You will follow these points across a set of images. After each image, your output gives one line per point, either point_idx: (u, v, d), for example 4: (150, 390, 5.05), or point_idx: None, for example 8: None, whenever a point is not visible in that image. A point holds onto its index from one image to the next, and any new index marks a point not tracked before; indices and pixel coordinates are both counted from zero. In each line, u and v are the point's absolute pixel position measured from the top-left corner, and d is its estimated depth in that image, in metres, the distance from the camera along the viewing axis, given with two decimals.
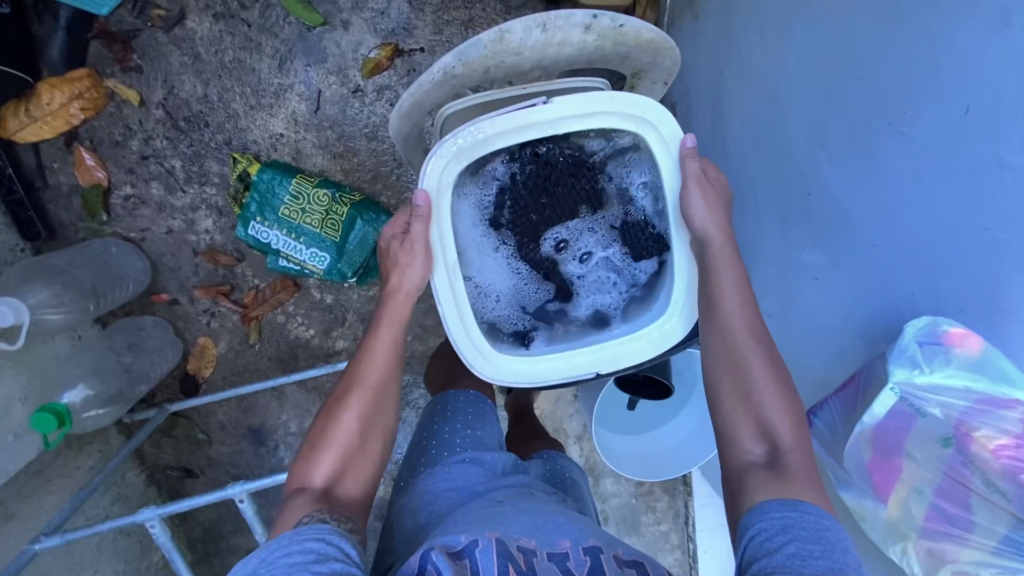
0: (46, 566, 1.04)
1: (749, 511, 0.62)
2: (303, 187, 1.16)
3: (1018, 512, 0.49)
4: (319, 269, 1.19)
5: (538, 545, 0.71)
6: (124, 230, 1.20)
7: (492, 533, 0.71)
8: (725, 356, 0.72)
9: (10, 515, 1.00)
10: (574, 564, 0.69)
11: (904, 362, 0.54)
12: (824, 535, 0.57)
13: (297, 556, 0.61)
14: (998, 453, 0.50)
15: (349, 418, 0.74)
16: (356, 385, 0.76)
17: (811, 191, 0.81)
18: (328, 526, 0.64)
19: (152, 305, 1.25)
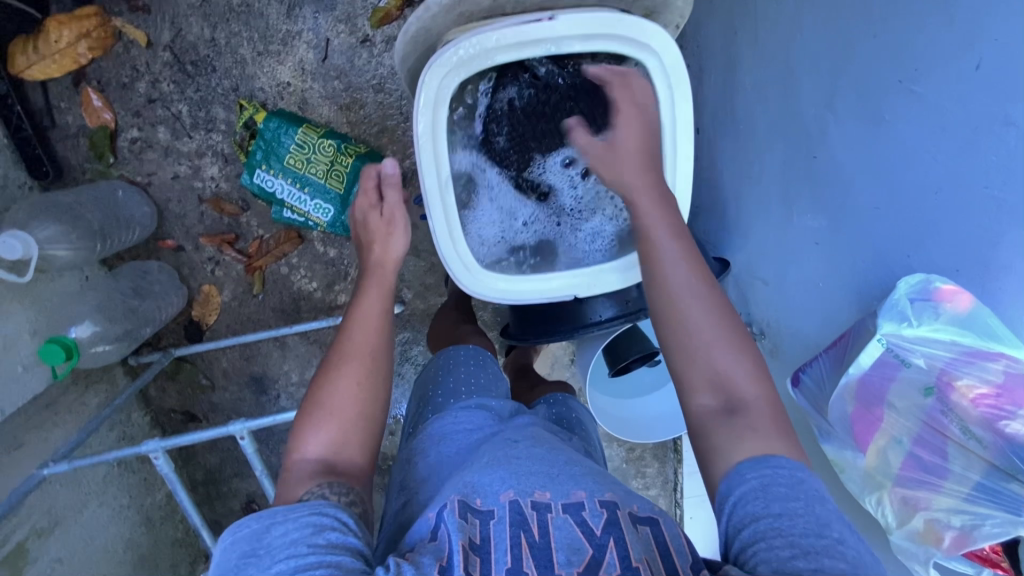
0: (54, 494, 1.08)
1: (725, 478, 0.62)
2: (309, 137, 1.16)
3: (993, 459, 0.50)
4: (323, 221, 1.20)
5: (552, 499, 0.71)
6: (131, 173, 1.21)
7: (507, 494, 0.71)
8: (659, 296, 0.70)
9: (20, 443, 1.03)
10: (589, 517, 0.68)
11: (894, 316, 0.55)
12: (802, 486, 0.58)
13: (294, 532, 0.61)
14: (977, 401, 0.51)
15: (340, 390, 0.74)
16: (346, 357, 0.77)
17: (818, 152, 0.81)
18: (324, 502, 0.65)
19: (157, 251, 1.27)
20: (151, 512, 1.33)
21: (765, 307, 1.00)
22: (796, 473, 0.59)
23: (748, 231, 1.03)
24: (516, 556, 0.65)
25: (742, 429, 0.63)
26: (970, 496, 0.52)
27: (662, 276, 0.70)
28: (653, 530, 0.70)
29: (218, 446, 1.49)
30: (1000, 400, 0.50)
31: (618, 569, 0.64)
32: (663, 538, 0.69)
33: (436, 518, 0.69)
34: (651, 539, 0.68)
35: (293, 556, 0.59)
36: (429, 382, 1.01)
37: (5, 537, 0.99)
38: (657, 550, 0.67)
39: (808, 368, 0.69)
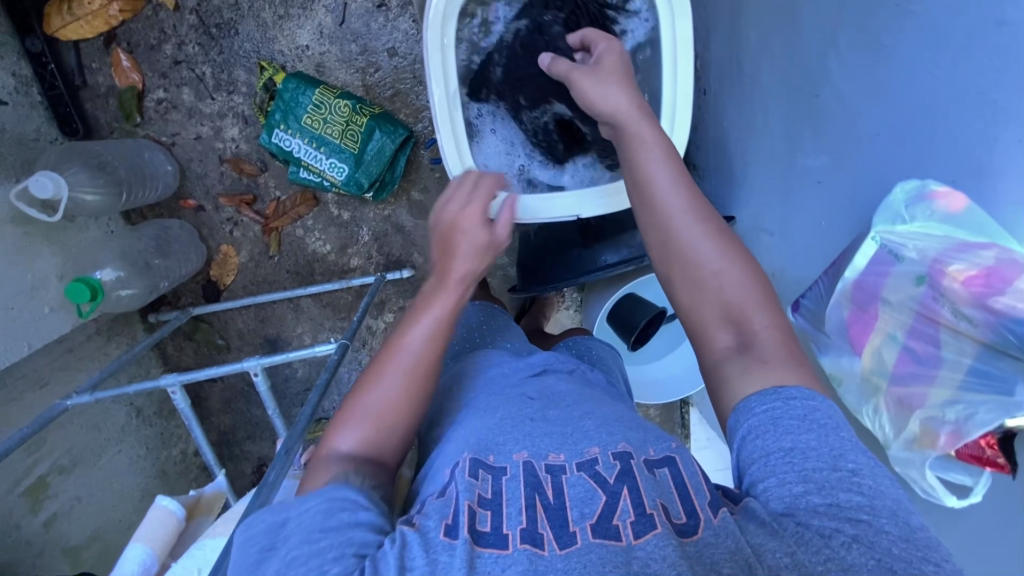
0: (76, 435, 1.12)
1: (733, 411, 0.60)
2: (326, 96, 1.20)
3: (983, 338, 0.51)
4: (338, 179, 1.24)
5: (566, 459, 0.62)
6: (155, 133, 1.26)
7: (520, 455, 0.63)
8: (658, 236, 0.68)
9: (44, 383, 1.07)
10: (602, 467, 0.60)
11: (888, 217, 0.58)
12: (814, 417, 0.56)
13: (309, 521, 0.55)
14: (968, 284, 0.51)
15: (380, 408, 0.66)
16: (395, 373, 0.67)
17: (820, 89, 0.82)
18: (339, 492, 0.58)
19: (179, 211, 1.32)
20: (167, 466, 1.36)
21: (771, 258, 1.01)
22: (810, 404, 0.56)
23: (754, 184, 1.04)
24: (529, 518, 0.56)
25: (747, 361, 0.62)
26: (961, 381, 0.53)
27: (659, 202, 0.69)
28: (671, 471, 0.61)
29: (231, 408, 1.53)
30: (990, 280, 0.50)
31: (632, 516, 0.55)
32: (682, 478, 0.60)
33: (450, 476, 0.62)
34: (670, 481, 0.59)
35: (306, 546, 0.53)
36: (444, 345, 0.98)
37: (28, 470, 1.02)
38: (675, 491, 0.58)
39: (809, 291, 0.70)
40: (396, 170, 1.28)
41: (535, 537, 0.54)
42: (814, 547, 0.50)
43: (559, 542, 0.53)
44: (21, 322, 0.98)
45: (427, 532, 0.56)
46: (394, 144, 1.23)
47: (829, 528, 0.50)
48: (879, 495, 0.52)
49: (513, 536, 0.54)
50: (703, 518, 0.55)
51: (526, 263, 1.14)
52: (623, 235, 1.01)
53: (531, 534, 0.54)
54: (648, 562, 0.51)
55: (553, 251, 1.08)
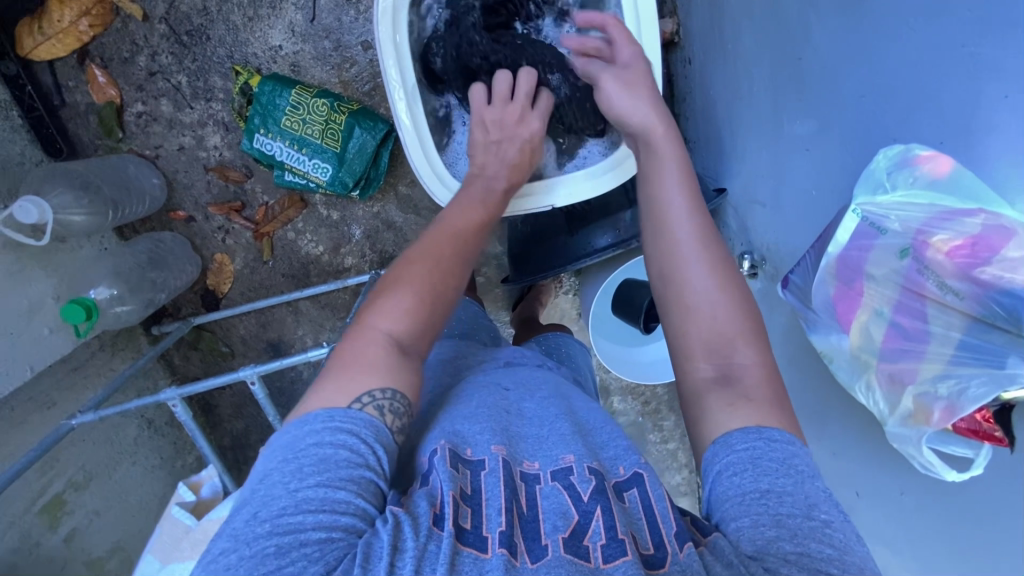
0: (88, 451, 1.14)
1: (713, 444, 0.60)
2: (303, 97, 1.18)
3: (971, 310, 0.49)
4: (322, 180, 1.23)
5: (541, 468, 0.62)
6: (139, 147, 1.26)
7: (499, 451, 0.62)
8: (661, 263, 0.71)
9: (52, 403, 1.09)
10: (577, 480, 0.59)
11: (870, 186, 0.56)
12: (790, 463, 0.56)
13: (327, 458, 0.55)
14: (952, 254, 0.50)
15: (407, 328, 0.66)
16: (422, 300, 0.67)
17: (802, 52, 0.78)
18: (364, 416, 0.58)
19: (170, 223, 1.32)
20: (183, 474, 1.40)
21: (764, 232, 0.98)
22: (789, 449, 0.57)
23: (744, 155, 1.00)
24: (508, 522, 0.55)
25: (731, 395, 0.62)
26: (951, 356, 0.51)
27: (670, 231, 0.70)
28: (640, 492, 0.60)
29: (242, 412, 1.55)
30: (976, 249, 0.48)
31: (603, 539, 0.54)
32: (649, 500, 0.59)
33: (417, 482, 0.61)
34: (638, 506, 0.59)
35: (319, 491, 0.53)
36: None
37: (43, 489, 1.05)
38: (645, 518, 0.57)
39: (795, 268, 0.68)
40: (381, 167, 1.27)
41: (512, 544, 0.53)
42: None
43: (532, 556, 0.53)
44: (21, 346, 1.00)
45: (415, 521, 0.54)
46: (375, 139, 1.22)
47: None
48: (846, 548, 0.52)
49: (493, 539, 0.54)
50: (669, 552, 0.54)
51: (518, 255, 1.13)
52: (611, 218, 0.99)
53: (508, 539, 0.54)
54: None
55: (541, 241, 1.06)
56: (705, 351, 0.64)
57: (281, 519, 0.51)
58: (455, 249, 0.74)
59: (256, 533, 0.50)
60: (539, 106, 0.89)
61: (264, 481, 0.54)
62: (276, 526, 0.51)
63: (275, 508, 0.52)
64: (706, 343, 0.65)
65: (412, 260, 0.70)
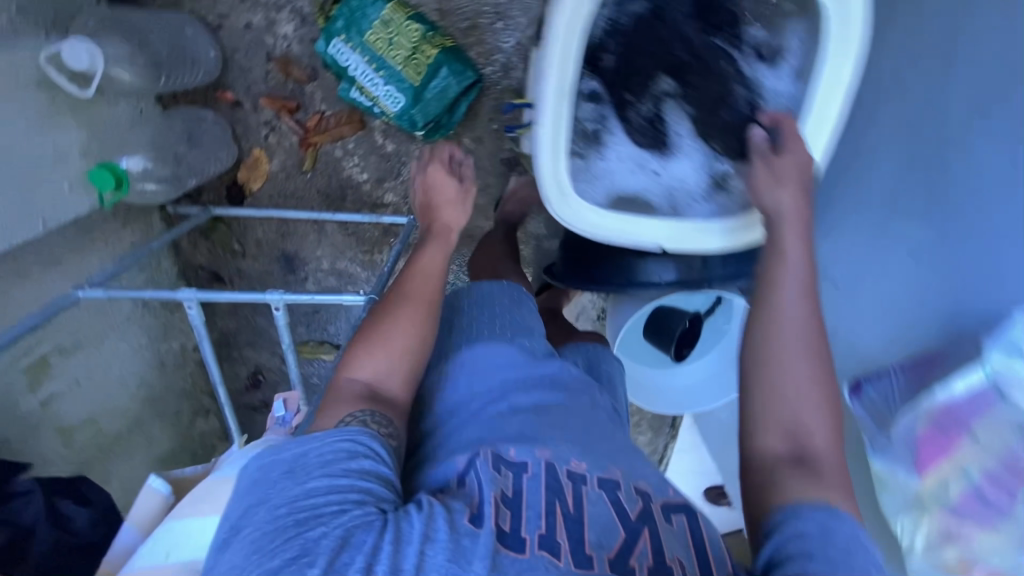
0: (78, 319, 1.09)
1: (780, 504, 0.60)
2: (397, 16, 1.07)
3: None
4: (391, 110, 1.14)
5: (586, 471, 0.64)
6: (202, 11, 1.15)
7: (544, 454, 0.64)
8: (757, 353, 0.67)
9: (56, 260, 1.02)
10: (624, 497, 0.62)
11: (996, 356, 0.65)
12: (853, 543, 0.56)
13: (324, 454, 0.58)
14: None
15: (377, 358, 0.69)
16: (387, 333, 0.70)
17: (952, 165, 0.79)
18: (357, 429, 0.60)
19: (215, 102, 1.22)
20: (166, 358, 1.36)
21: None
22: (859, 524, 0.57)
23: None
24: (549, 524, 0.57)
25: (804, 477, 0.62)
26: None
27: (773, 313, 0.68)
28: (689, 521, 0.64)
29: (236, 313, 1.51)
30: None
31: (650, 560, 0.57)
32: (700, 534, 0.63)
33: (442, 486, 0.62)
34: (686, 532, 0.63)
35: (321, 481, 0.56)
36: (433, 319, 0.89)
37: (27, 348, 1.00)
38: (690, 548, 0.61)
39: (874, 384, 0.81)
40: (455, 114, 1.18)
41: (554, 546, 0.55)
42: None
43: (575, 561, 0.55)
44: (40, 197, 0.91)
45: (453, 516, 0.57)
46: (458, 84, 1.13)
47: None
48: None
49: (532, 542, 0.55)
50: None
51: (575, 256, 1.08)
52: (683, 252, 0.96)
53: (549, 543, 0.56)
54: None
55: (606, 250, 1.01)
56: (780, 430, 0.64)
57: (285, 515, 0.53)
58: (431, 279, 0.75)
59: (262, 533, 0.53)
60: (466, 200, 0.87)
61: (255, 492, 0.57)
62: (283, 520, 0.53)
63: (289, 499, 0.54)
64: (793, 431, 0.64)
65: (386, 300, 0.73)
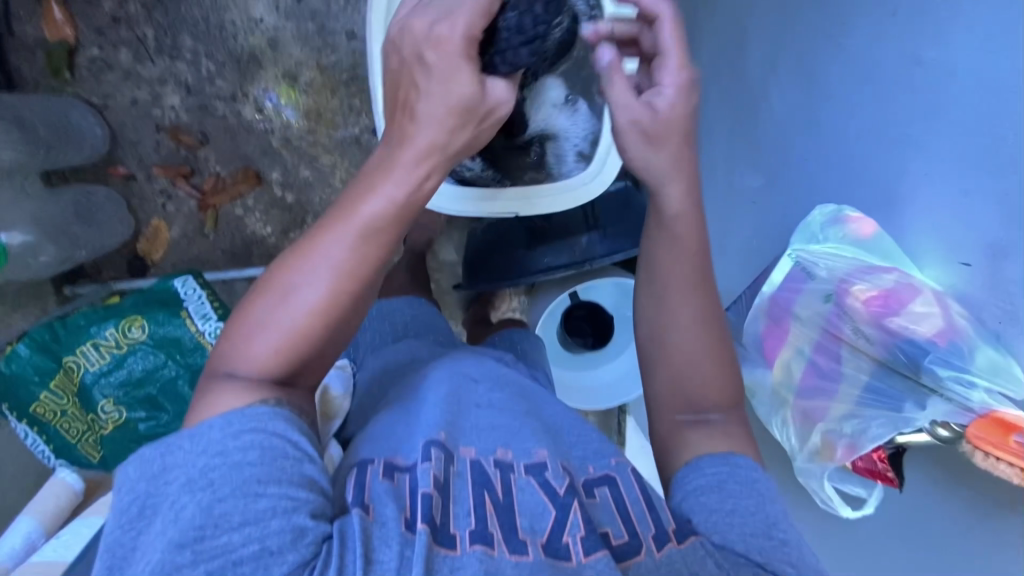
0: None
1: (685, 467, 0.65)
2: (101, 339, 0.89)
3: (877, 354, 0.63)
4: (124, 361, 0.89)
5: (514, 459, 0.63)
6: (86, 94, 1.17)
7: (469, 453, 0.63)
8: (673, 399, 0.67)
9: None
10: (552, 477, 0.61)
11: (806, 236, 0.71)
12: (756, 485, 0.61)
13: (224, 472, 0.50)
14: (869, 303, 0.63)
15: (260, 338, 0.56)
16: (276, 315, 0.56)
17: (758, 111, 0.83)
18: (281, 412, 0.56)
19: (107, 177, 1.23)
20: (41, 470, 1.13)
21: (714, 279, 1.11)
22: (753, 476, 0.62)
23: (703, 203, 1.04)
24: (479, 519, 0.57)
25: (711, 429, 0.66)
26: (860, 396, 0.64)
27: (662, 359, 0.67)
28: (612, 491, 0.63)
29: None
30: (886, 301, 0.61)
31: (582, 531, 0.57)
32: (622, 500, 0.62)
33: (357, 474, 0.60)
34: (611, 503, 0.62)
35: (245, 485, 0.50)
36: (377, 363, 0.89)
37: None
38: (617, 512, 0.61)
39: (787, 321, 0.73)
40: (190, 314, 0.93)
41: (485, 536, 0.55)
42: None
43: (509, 547, 0.55)
44: None
45: (383, 528, 0.54)
46: (221, 315, 0.93)
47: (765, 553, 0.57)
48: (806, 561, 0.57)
49: (463, 538, 0.55)
50: (643, 542, 0.58)
51: (472, 263, 1.08)
52: (568, 237, 0.98)
53: (481, 534, 0.56)
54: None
55: (498, 249, 1.03)
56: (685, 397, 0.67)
57: (228, 484, 0.50)
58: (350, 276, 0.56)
59: (211, 512, 0.49)
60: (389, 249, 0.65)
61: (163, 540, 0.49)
62: (211, 508, 0.49)
63: (210, 499, 0.49)
64: (682, 398, 0.67)
65: (303, 243, 0.57)
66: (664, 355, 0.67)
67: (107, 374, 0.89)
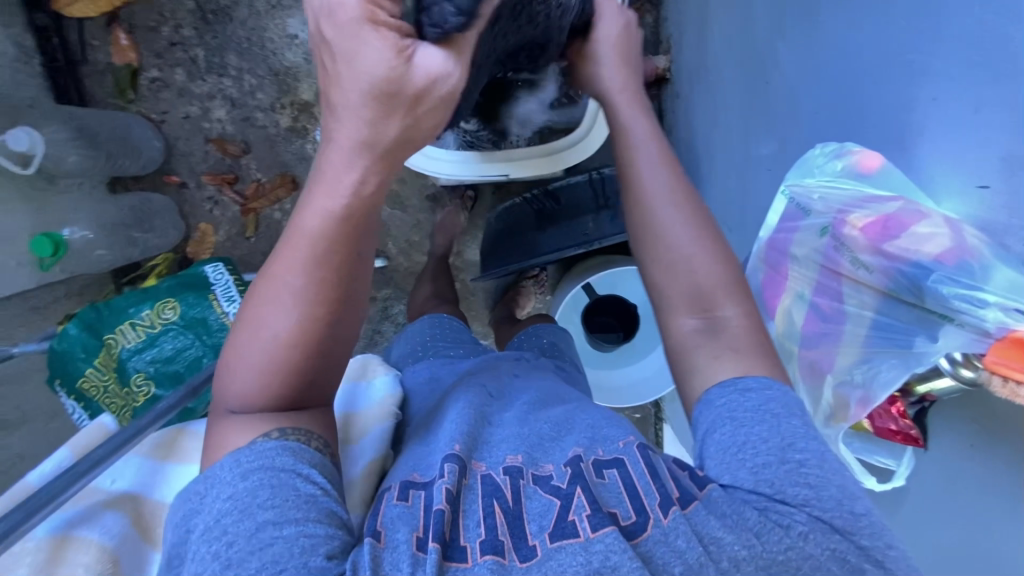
0: (6, 393, 1.08)
1: (697, 404, 0.58)
2: (137, 318, 0.95)
3: (880, 285, 0.58)
4: (156, 339, 0.95)
5: (524, 462, 0.55)
6: (147, 110, 1.31)
7: (481, 467, 0.55)
8: (683, 297, 0.62)
9: None
10: (558, 475, 0.53)
11: (802, 170, 0.66)
12: (767, 408, 0.54)
13: (240, 518, 0.48)
14: (867, 231, 0.59)
15: (244, 380, 0.57)
16: (259, 345, 0.56)
17: (770, 77, 0.79)
18: (281, 446, 0.54)
19: (164, 186, 1.35)
20: None
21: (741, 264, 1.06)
22: (765, 395, 0.55)
23: (722, 181, 1.00)
24: (490, 528, 0.49)
25: (718, 346, 0.59)
26: (867, 336, 0.59)
27: (662, 261, 0.62)
28: (620, 471, 0.53)
29: None
30: (888, 227, 0.57)
31: (588, 509, 0.49)
32: (631, 477, 0.52)
33: (376, 504, 0.55)
34: (619, 481, 0.52)
35: (257, 527, 0.47)
36: (406, 378, 0.86)
37: None
38: (624, 491, 0.51)
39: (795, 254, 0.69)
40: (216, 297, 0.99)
41: (496, 545, 0.48)
42: (778, 536, 0.47)
43: (520, 554, 0.48)
44: None
45: (394, 551, 0.48)
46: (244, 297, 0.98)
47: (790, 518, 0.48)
48: (826, 482, 0.50)
49: (474, 548, 0.48)
50: (651, 517, 0.49)
51: (487, 249, 1.08)
52: (578, 217, 0.99)
53: (491, 543, 0.48)
54: (606, 554, 0.46)
55: (509, 235, 1.04)
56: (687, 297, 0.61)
57: (242, 532, 0.47)
58: (321, 290, 0.55)
59: (231, 562, 0.46)
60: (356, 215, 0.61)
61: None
62: (232, 557, 0.46)
63: (230, 547, 0.47)
64: (689, 294, 0.61)
65: (261, 283, 0.57)
66: (649, 242, 0.63)
67: (139, 351, 0.94)
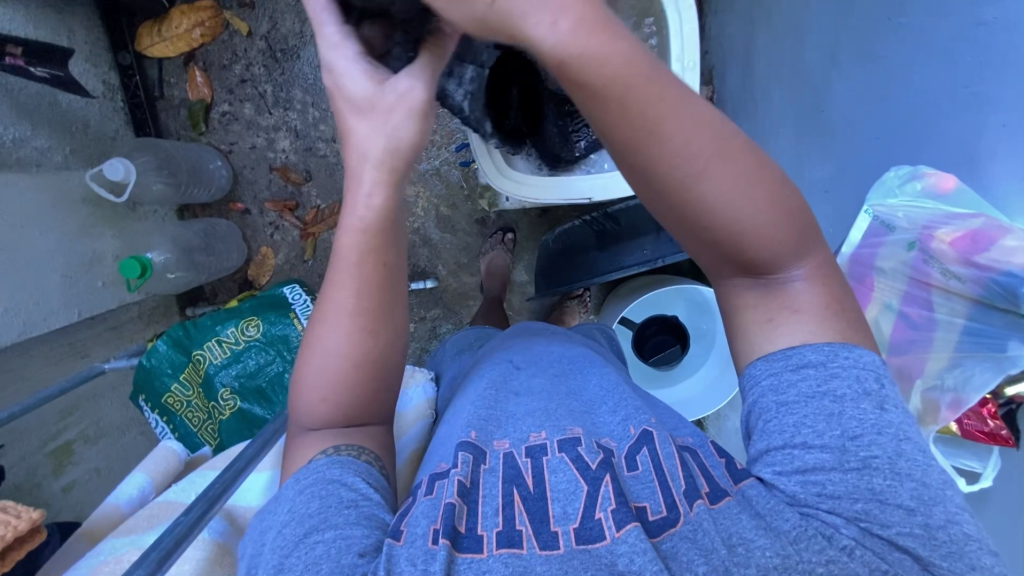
0: (87, 409, 1.13)
1: (743, 377, 0.57)
2: (223, 336, 1.01)
3: (972, 293, 0.69)
4: (240, 355, 1.01)
5: (547, 439, 0.58)
6: (217, 142, 1.40)
7: (502, 446, 0.59)
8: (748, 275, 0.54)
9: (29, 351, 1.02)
10: (585, 451, 0.56)
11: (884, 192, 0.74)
12: (827, 390, 0.52)
13: (290, 526, 0.51)
14: (955, 244, 0.68)
15: (306, 400, 0.59)
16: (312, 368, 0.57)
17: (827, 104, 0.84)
18: (335, 464, 0.56)
19: (228, 213, 1.42)
20: None
21: None
22: (834, 369, 0.52)
23: None
24: (506, 520, 0.52)
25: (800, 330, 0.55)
26: (959, 341, 0.70)
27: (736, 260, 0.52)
28: (649, 452, 0.56)
29: None
30: (971, 244, 0.66)
31: (612, 504, 0.51)
32: (659, 458, 0.55)
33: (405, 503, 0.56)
34: (649, 467, 0.55)
35: (306, 533, 0.50)
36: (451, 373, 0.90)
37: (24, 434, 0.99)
38: (655, 481, 0.54)
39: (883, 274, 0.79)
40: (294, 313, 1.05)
41: (512, 536, 0.50)
42: (818, 545, 0.48)
43: (539, 541, 0.50)
44: (39, 290, 1.00)
45: (411, 546, 0.49)
46: None
47: (838, 526, 0.48)
48: (891, 493, 0.48)
49: (489, 539, 0.51)
50: (680, 512, 0.51)
51: (544, 268, 1.14)
52: (637, 236, 1.03)
53: (507, 535, 0.51)
54: (627, 559, 0.48)
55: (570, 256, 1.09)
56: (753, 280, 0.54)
57: (293, 537, 0.50)
58: (357, 307, 0.55)
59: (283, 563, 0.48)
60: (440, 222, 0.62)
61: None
62: (283, 556, 0.49)
63: (283, 548, 0.49)
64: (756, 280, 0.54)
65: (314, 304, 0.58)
66: (693, 236, 0.50)
67: (225, 367, 1.00)
